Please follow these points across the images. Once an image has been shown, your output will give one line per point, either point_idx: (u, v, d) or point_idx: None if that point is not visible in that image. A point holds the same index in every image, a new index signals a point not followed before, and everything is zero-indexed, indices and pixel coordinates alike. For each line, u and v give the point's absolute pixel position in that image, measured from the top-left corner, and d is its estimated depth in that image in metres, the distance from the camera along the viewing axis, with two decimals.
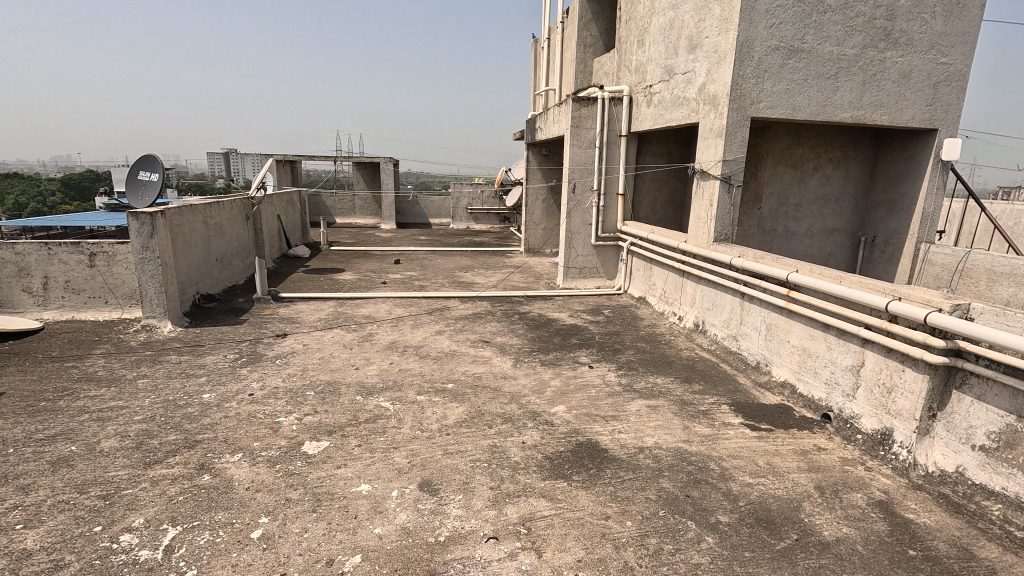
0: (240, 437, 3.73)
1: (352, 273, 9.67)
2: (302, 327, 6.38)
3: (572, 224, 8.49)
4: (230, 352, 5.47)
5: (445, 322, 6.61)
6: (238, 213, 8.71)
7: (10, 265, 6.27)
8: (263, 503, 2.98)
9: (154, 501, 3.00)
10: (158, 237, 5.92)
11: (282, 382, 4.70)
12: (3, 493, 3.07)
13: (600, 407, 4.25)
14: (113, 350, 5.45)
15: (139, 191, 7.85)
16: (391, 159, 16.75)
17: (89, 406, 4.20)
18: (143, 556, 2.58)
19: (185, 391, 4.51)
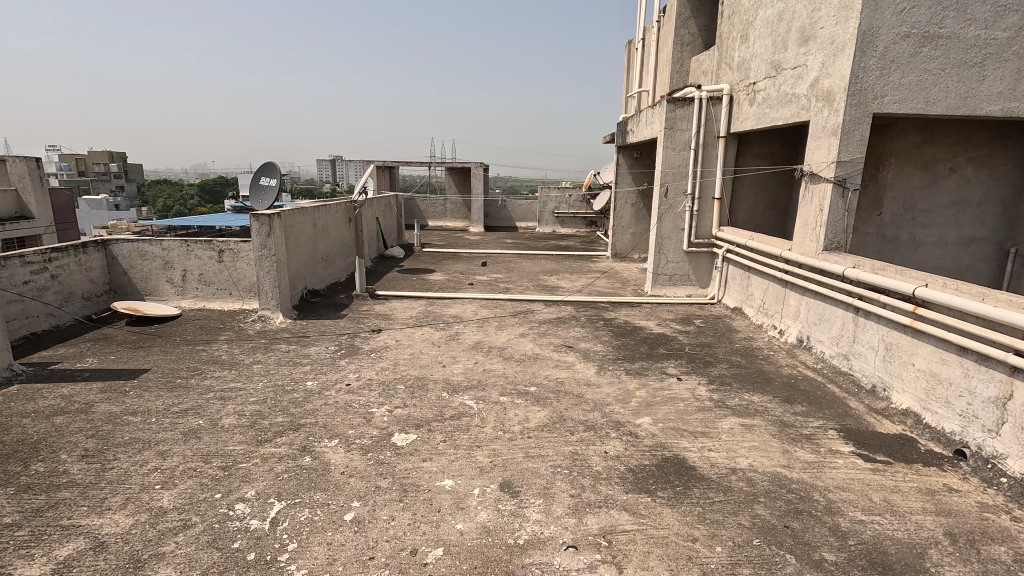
0: (337, 423, 4.01)
1: (442, 274, 10.06)
2: (395, 323, 6.74)
3: (663, 229, 8.19)
4: (331, 343, 5.91)
5: (529, 325, 6.66)
6: (342, 215, 9.41)
7: (158, 259, 7.27)
8: (356, 488, 3.18)
9: (264, 476, 3.31)
10: (274, 236, 6.55)
11: (376, 375, 4.99)
12: (147, 456, 3.55)
13: (688, 422, 4.05)
14: (235, 337, 6.11)
15: (261, 195, 8.74)
16: (481, 164, 17.22)
17: (214, 386, 4.74)
18: (253, 525, 2.85)
19: (292, 377, 4.94)
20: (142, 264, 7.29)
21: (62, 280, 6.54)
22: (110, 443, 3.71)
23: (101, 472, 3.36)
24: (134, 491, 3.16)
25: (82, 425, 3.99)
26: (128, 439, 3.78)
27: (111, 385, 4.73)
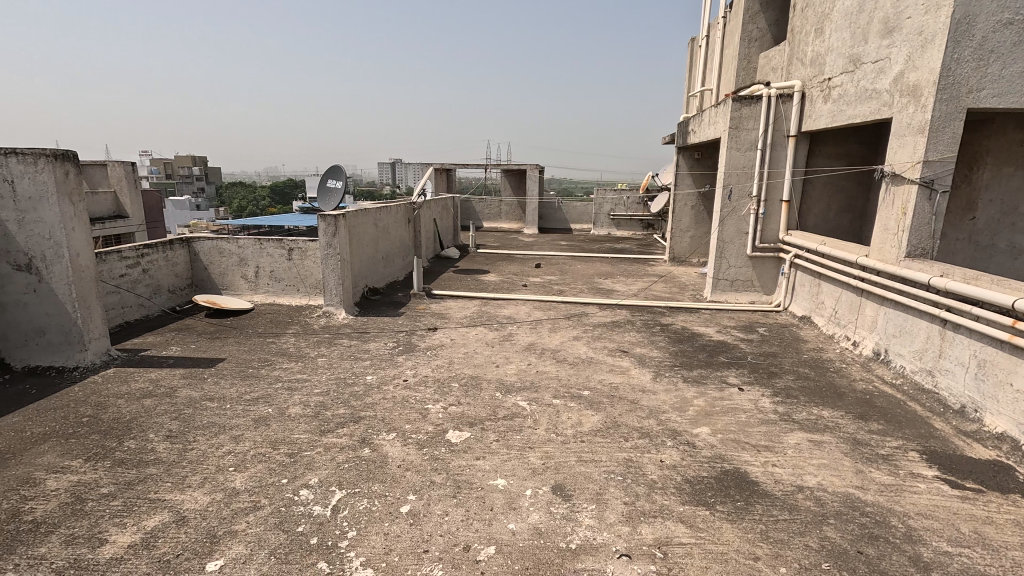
0: (395, 418, 4.14)
1: (496, 275, 10.16)
2: (451, 322, 6.87)
3: (725, 233, 7.89)
4: (390, 340, 6.11)
5: (583, 328, 6.60)
6: (402, 216, 9.70)
7: (234, 256, 7.79)
8: (412, 482, 3.27)
9: (326, 465, 3.47)
10: (339, 236, 6.85)
11: (431, 372, 5.11)
12: (222, 439, 3.81)
13: (750, 435, 3.87)
14: (301, 331, 6.45)
15: (327, 196, 9.17)
16: (536, 166, 17.25)
17: (283, 376, 5.02)
18: (316, 510, 2.99)
19: (353, 371, 5.15)
20: (220, 260, 7.84)
21: (152, 274, 7.15)
22: (190, 425, 4.02)
23: (183, 452, 3.64)
24: (211, 471, 3.40)
25: (167, 407, 4.34)
26: (206, 423, 4.07)
27: (192, 372, 5.12)
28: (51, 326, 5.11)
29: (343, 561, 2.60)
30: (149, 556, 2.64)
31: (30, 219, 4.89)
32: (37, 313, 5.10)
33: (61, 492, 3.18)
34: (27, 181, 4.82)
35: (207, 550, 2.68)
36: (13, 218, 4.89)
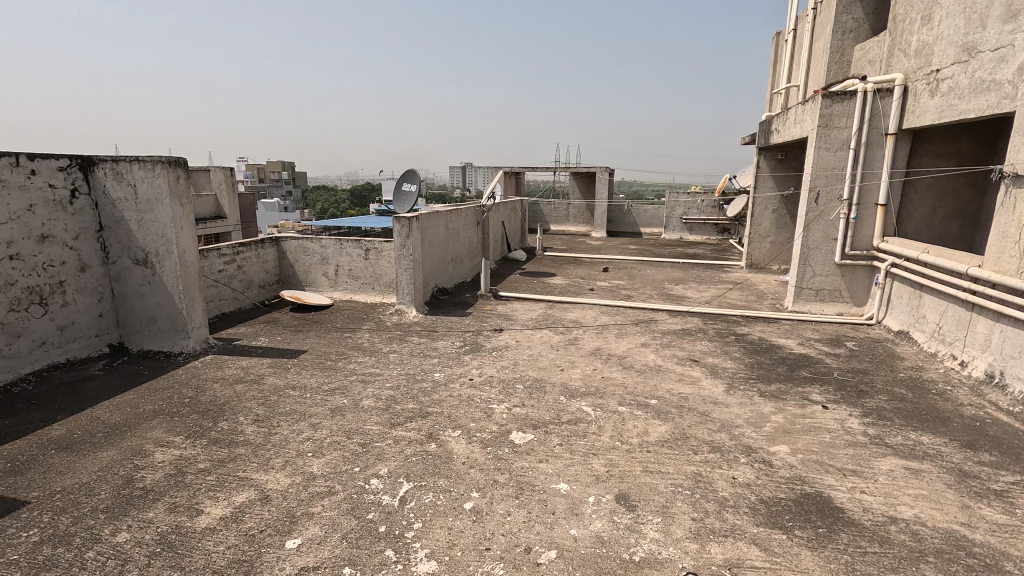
0: (460, 415, 4.23)
1: (563, 278, 10.12)
2: (516, 324, 6.92)
3: (810, 239, 7.37)
4: (457, 339, 6.27)
5: (651, 335, 6.41)
6: (471, 218, 9.91)
7: (317, 255, 8.31)
8: (475, 479, 3.33)
9: (395, 457, 3.61)
10: (412, 237, 7.11)
11: (496, 373, 5.17)
12: (303, 425, 4.08)
13: (835, 457, 3.58)
14: (375, 327, 6.76)
15: (402, 199, 9.56)
16: (607, 168, 16.99)
17: (357, 370, 5.28)
18: (385, 500, 3.12)
19: (422, 368, 5.33)
20: (305, 259, 8.39)
21: (245, 270, 7.79)
22: (275, 411, 4.33)
23: (267, 435, 3.93)
24: (292, 455, 3.65)
25: (255, 393, 4.71)
26: (289, 410, 4.37)
27: (278, 361, 5.52)
28: (161, 315, 5.71)
29: (409, 551, 2.69)
30: (237, 529, 2.87)
31: (147, 220, 5.49)
32: (150, 303, 5.72)
33: (166, 464, 3.54)
34: (146, 186, 5.42)
35: (287, 528, 2.88)
36: (134, 219, 5.51)
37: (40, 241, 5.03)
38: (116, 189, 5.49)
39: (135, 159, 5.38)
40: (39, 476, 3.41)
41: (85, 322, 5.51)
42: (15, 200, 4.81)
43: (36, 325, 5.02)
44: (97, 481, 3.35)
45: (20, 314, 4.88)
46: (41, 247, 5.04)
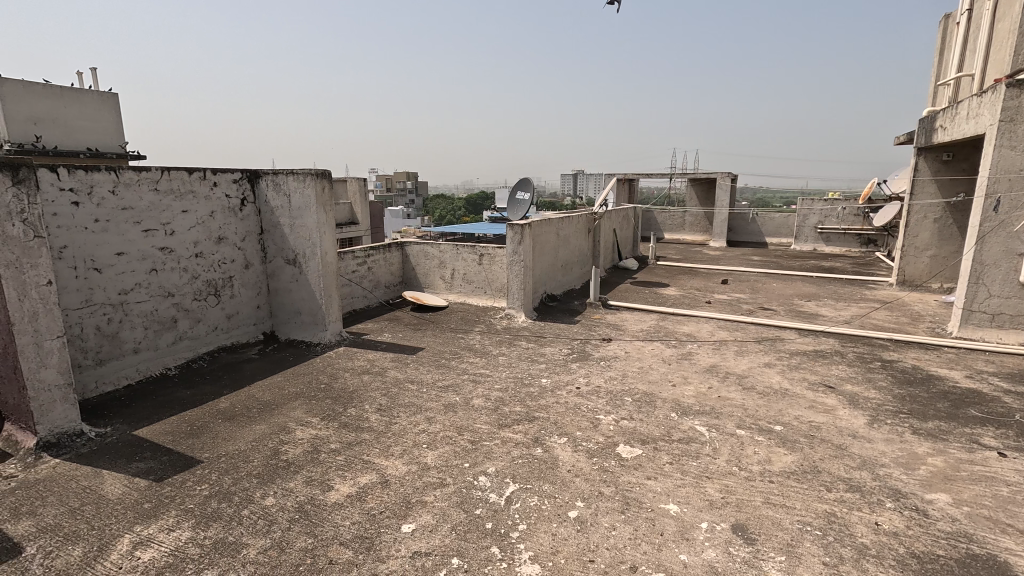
0: (567, 423, 4.22)
1: (677, 289, 9.66)
2: (626, 335, 6.75)
3: (985, 254, 6.24)
4: (565, 346, 6.28)
5: (777, 355, 5.86)
6: (582, 226, 9.86)
7: (436, 259, 8.85)
8: (581, 488, 3.30)
9: (502, 457, 3.71)
10: (524, 244, 7.26)
11: (604, 383, 5.08)
12: (419, 418, 4.36)
13: (1016, 516, 2.98)
14: (487, 330, 7.02)
15: (516, 207, 9.82)
16: (729, 174, 15.94)
17: (469, 369, 5.52)
18: (492, 498, 3.22)
19: (529, 372, 5.41)
20: (425, 262, 8.98)
21: (374, 271, 8.54)
22: (395, 403, 4.68)
23: (388, 424, 4.26)
24: (409, 444, 3.92)
25: (379, 384, 5.14)
26: (407, 402, 4.70)
27: (399, 357, 5.97)
28: (305, 308, 6.47)
29: (513, 551, 2.74)
30: (361, 507, 3.15)
31: (298, 225, 6.26)
32: (296, 298, 6.51)
33: (305, 441, 3.99)
34: (298, 195, 6.18)
35: (403, 513, 3.09)
36: (288, 224, 6.32)
37: (218, 242, 5.97)
38: (275, 198, 6.33)
39: (290, 172, 6.16)
40: (209, 440, 4.05)
41: (247, 312, 6.42)
42: (201, 208, 5.77)
43: (211, 313, 5.96)
44: (252, 450, 3.89)
45: (201, 303, 5.83)
46: (218, 247, 5.98)
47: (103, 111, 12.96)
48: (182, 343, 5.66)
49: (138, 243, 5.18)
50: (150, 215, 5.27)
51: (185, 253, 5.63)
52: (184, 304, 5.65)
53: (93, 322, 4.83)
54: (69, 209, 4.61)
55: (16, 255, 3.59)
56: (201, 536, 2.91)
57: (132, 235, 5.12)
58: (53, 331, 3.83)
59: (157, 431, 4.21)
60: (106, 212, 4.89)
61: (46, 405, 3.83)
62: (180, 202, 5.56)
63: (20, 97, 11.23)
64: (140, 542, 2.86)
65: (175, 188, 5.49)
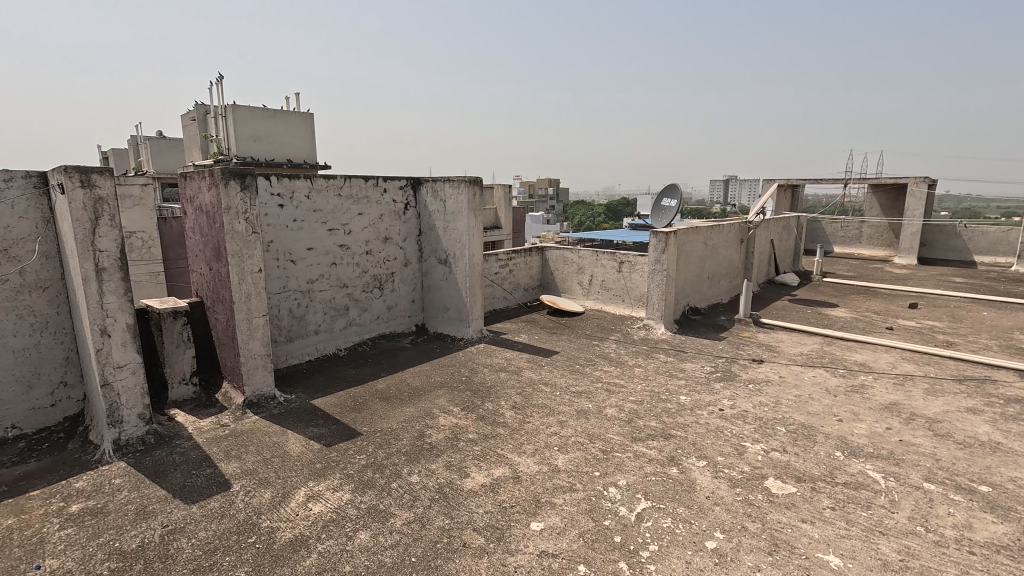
0: (708, 446, 3.94)
1: (848, 311, 8.42)
2: (781, 357, 6.08)
3: None
4: (708, 364, 5.85)
5: (984, 400, 4.78)
6: (734, 236, 9.12)
7: (574, 265, 8.90)
8: (721, 519, 3.05)
9: (634, 471, 3.59)
10: (668, 253, 6.94)
11: (752, 408, 4.63)
12: (552, 421, 4.42)
13: None
14: (622, 339, 6.85)
15: (661, 214, 9.43)
16: (925, 179, 13.46)
17: (603, 378, 5.44)
18: (622, 511, 3.13)
19: (667, 388, 5.14)
20: (563, 267, 9.08)
21: (515, 274, 8.88)
22: (529, 402, 4.81)
23: (522, 422, 4.39)
24: (541, 445, 3.99)
25: (514, 383, 5.33)
26: (541, 403, 4.80)
27: (535, 358, 6.12)
28: (452, 305, 6.98)
29: (643, 571, 2.64)
30: (494, 498, 3.29)
31: (451, 228, 6.77)
32: (445, 295, 7.03)
33: (447, 428, 4.30)
34: (453, 200, 6.69)
35: (533, 510, 3.16)
36: (442, 227, 6.86)
37: (384, 241, 6.72)
38: (432, 203, 6.93)
39: (447, 179, 6.69)
40: (368, 416, 4.57)
41: (403, 305, 7.12)
42: (373, 211, 6.54)
43: (375, 304, 6.73)
44: (401, 430, 4.30)
45: (367, 295, 6.61)
46: (384, 246, 6.72)
47: (302, 129, 15.38)
48: (351, 328, 6.48)
49: (323, 240, 6.06)
50: (334, 217, 6.13)
51: (358, 251, 6.43)
52: (355, 295, 6.46)
53: (287, 305, 5.78)
54: (275, 210, 5.58)
55: (239, 247, 4.44)
56: (358, 499, 3.30)
57: (319, 234, 6.00)
58: (260, 309, 4.66)
59: (329, 402, 4.88)
60: (301, 213, 5.81)
61: (251, 369, 4.67)
62: (357, 206, 6.37)
63: (246, 120, 13.85)
64: (312, 496, 3.34)
65: (354, 194, 6.31)
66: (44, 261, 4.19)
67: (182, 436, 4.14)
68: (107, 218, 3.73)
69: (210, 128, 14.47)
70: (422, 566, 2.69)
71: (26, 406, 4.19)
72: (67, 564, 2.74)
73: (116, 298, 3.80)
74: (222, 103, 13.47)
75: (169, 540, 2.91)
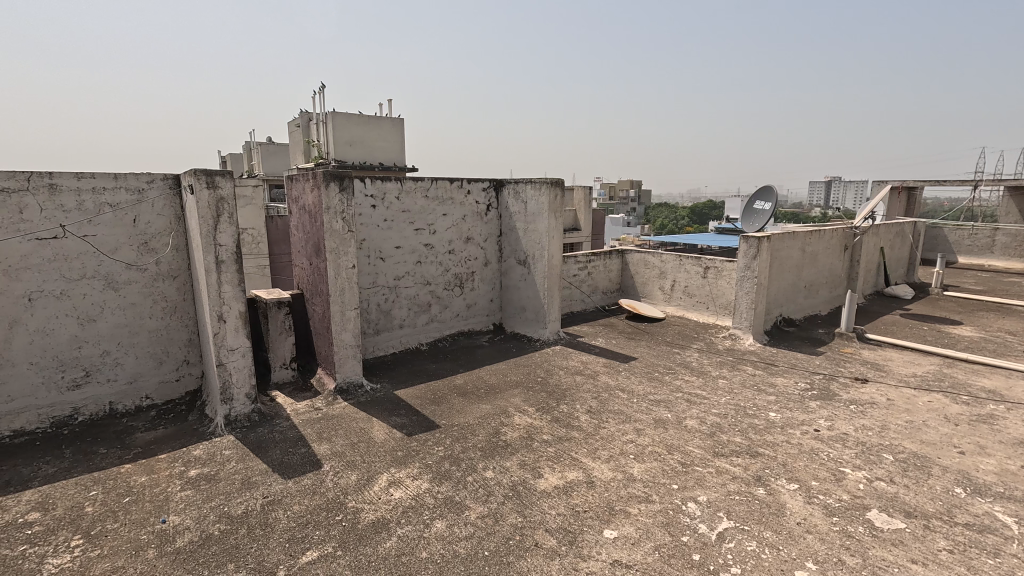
0: (800, 468, 3.65)
1: (975, 330, 7.43)
2: (889, 378, 5.49)
3: None
4: (802, 380, 5.42)
5: None
6: (837, 242, 8.37)
7: (656, 269, 8.63)
8: (813, 549, 2.81)
9: (716, 487, 3.41)
10: (760, 259, 6.52)
11: (853, 431, 4.23)
12: (628, 428, 4.31)
13: None
14: (706, 349, 6.54)
15: (753, 218, 8.88)
16: None
17: (684, 388, 5.22)
18: (701, 529, 2.99)
19: (755, 403, 4.84)
20: (644, 271, 8.83)
21: (593, 276, 8.78)
22: (605, 407, 4.73)
23: (597, 427, 4.33)
24: (616, 451, 3.91)
25: (590, 387, 5.26)
26: (617, 409, 4.70)
27: (612, 363, 6.01)
28: (530, 306, 7.03)
29: None
30: (567, 501, 3.28)
31: (531, 229, 6.82)
32: (524, 296, 7.10)
33: (522, 428, 4.34)
34: (534, 202, 6.74)
35: (606, 518, 3.10)
36: (522, 228, 6.94)
37: (466, 241, 6.92)
38: (513, 204, 7.03)
39: (530, 181, 6.75)
40: (446, 409, 4.73)
41: (482, 304, 7.28)
42: (457, 211, 6.75)
43: (456, 302, 6.94)
44: (478, 425, 4.40)
45: (449, 293, 6.84)
46: (466, 246, 6.92)
47: (393, 133, 16.23)
48: (433, 324, 6.74)
49: (410, 239, 6.35)
50: (421, 217, 6.41)
51: (441, 250, 6.67)
52: (437, 292, 6.71)
53: (376, 300, 6.12)
54: (368, 210, 5.94)
55: (336, 244, 4.78)
56: (436, 489, 3.43)
57: (407, 233, 6.30)
58: (352, 303, 4.98)
59: (411, 394, 5.11)
60: (391, 213, 6.14)
61: (342, 358, 5.01)
62: (443, 207, 6.60)
63: (343, 126, 14.87)
64: (394, 482, 3.52)
65: (440, 195, 6.55)
66: (175, 253, 4.76)
67: (282, 416, 4.53)
68: (227, 216, 4.16)
69: (312, 134, 15.70)
70: (495, 560, 2.74)
71: (157, 379, 4.79)
72: (186, 521, 3.09)
73: (231, 287, 4.24)
74: (323, 110, 14.56)
75: (269, 510, 3.19)
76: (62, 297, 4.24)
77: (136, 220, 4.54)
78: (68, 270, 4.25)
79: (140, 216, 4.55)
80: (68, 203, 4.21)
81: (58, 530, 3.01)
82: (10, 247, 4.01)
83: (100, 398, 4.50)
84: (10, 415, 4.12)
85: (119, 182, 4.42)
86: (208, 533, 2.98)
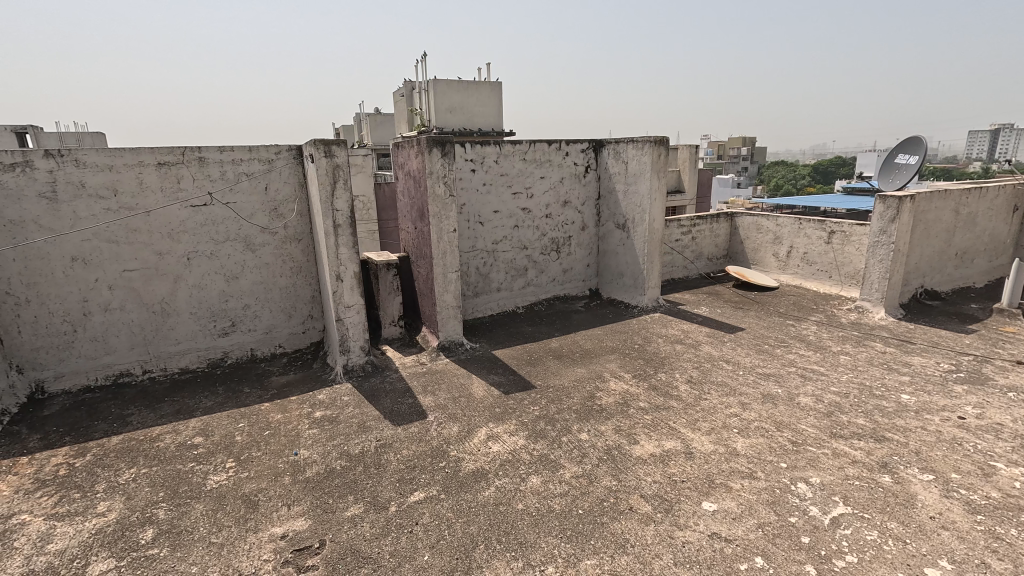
0: (938, 459, 3.23)
1: None
2: None
3: None
4: (945, 361, 4.74)
5: None
6: (1004, 202, 7.05)
7: (770, 234, 7.92)
8: (949, 547, 2.51)
9: (832, 470, 3.15)
10: (900, 222, 5.69)
11: (1010, 422, 3.64)
12: (732, 401, 4.10)
13: None
14: (825, 321, 5.95)
15: (893, 176, 7.74)
16: None
17: (798, 362, 4.83)
18: (812, 511, 2.80)
19: (884, 382, 4.34)
20: (756, 236, 8.15)
21: (697, 242, 8.29)
22: (707, 378, 4.53)
23: (697, 398, 4.17)
24: (718, 424, 3.74)
25: (691, 356, 5.05)
26: (720, 381, 4.48)
27: (716, 333, 5.70)
28: (627, 271, 6.84)
29: None
30: (663, 470, 3.22)
31: (632, 191, 6.54)
32: (621, 261, 6.91)
33: (617, 394, 4.30)
34: (635, 162, 6.42)
35: (706, 490, 3.01)
36: (622, 190, 6.69)
37: (563, 205, 6.83)
38: (613, 165, 6.76)
39: (632, 140, 6.42)
40: (543, 371, 4.83)
41: (579, 269, 7.22)
42: (555, 174, 6.66)
43: (552, 267, 6.94)
44: (573, 389, 4.44)
45: (546, 257, 6.85)
46: (563, 209, 6.83)
47: (493, 98, 16.26)
48: (529, 288, 6.82)
49: (508, 203, 6.41)
50: (519, 181, 6.42)
51: (539, 214, 6.66)
52: (534, 257, 6.75)
53: (475, 263, 6.32)
54: (469, 175, 6.07)
55: (439, 208, 4.95)
56: (531, 446, 3.54)
57: (505, 197, 6.36)
58: (453, 265, 5.18)
59: (509, 355, 5.26)
60: (490, 177, 6.22)
61: (445, 318, 5.28)
62: (540, 169, 6.54)
63: (444, 94, 15.13)
64: (492, 436, 3.69)
65: (538, 158, 6.49)
66: (299, 218, 5.24)
67: (391, 368, 4.92)
68: (341, 182, 4.47)
69: (415, 103, 16.22)
70: (589, 519, 2.79)
71: (287, 330, 5.40)
72: (314, 456, 3.51)
73: (347, 249, 4.59)
74: (425, 78, 14.85)
75: (381, 452, 3.52)
76: (212, 256, 4.89)
77: (267, 187, 5.04)
78: (215, 233, 4.87)
79: (270, 184, 5.05)
80: (213, 174, 4.78)
81: (216, 453, 3.57)
82: (171, 213, 4.67)
83: (243, 344, 5.18)
84: (178, 355, 4.91)
85: (252, 154, 4.93)
86: (332, 467, 3.36)
